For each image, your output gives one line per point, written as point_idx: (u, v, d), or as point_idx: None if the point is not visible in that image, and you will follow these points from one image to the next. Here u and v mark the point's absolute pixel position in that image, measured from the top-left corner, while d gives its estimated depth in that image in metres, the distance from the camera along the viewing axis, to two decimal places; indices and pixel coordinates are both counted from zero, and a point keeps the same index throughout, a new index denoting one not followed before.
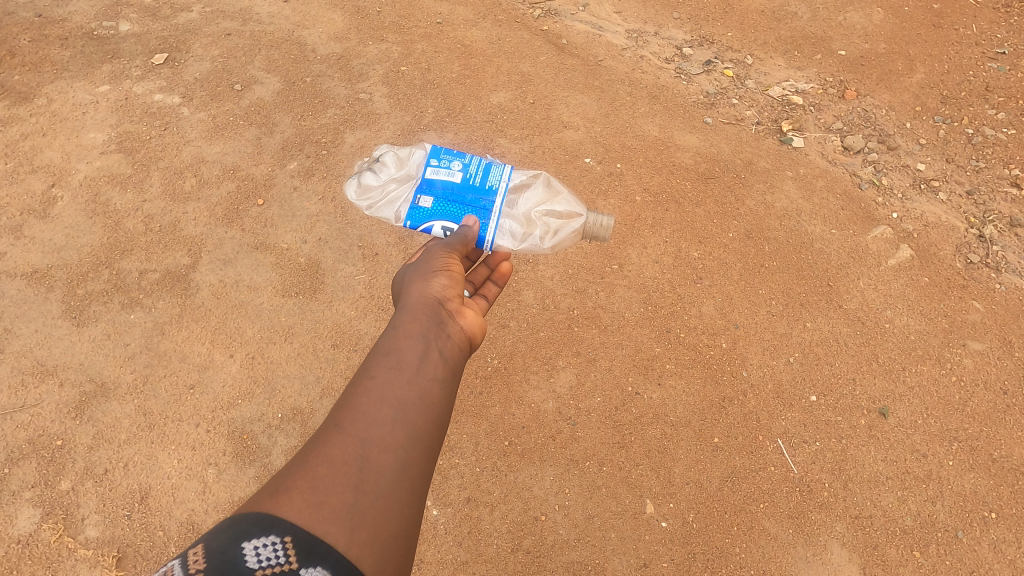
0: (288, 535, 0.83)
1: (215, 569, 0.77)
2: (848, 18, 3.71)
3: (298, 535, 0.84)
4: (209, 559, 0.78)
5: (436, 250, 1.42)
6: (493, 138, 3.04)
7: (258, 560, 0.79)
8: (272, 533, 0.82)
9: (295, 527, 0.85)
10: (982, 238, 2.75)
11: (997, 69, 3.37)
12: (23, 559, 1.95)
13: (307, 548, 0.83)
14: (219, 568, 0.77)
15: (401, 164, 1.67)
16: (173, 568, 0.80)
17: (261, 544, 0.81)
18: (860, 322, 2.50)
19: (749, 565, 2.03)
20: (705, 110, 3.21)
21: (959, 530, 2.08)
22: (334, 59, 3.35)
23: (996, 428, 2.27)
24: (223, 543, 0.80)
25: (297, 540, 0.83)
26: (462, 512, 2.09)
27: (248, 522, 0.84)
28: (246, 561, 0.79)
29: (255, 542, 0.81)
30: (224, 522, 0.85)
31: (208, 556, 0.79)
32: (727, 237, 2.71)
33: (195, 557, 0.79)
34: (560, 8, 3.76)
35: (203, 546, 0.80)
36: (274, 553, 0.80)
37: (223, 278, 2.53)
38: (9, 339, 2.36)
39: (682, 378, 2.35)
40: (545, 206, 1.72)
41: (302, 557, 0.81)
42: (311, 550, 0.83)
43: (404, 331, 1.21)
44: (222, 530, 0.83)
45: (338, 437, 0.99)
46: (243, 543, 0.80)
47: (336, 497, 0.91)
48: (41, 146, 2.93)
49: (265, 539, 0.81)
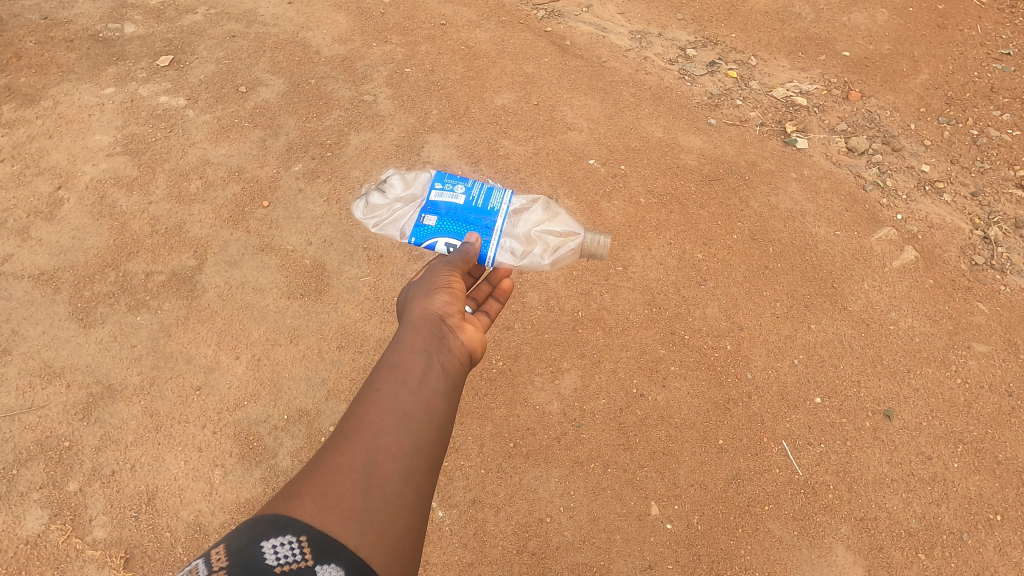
0: (303, 534, 0.84)
1: (237, 566, 0.78)
2: (852, 19, 3.71)
3: (313, 534, 0.85)
4: (231, 557, 0.79)
5: (438, 267, 1.44)
6: (497, 139, 3.04)
7: (277, 557, 0.80)
8: (289, 533, 0.83)
9: (309, 527, 0.86)
10: (987, 239, 2.75)
11: (1002, 70, 3.37)
12: (32, 560, 1.96)
13: (322, 546, 0.84)
14: (241, 565, 0.78)
15: (408, 185, 1.71)
16: (196, 567, 0.80)
17: (279, 543, 0.82)
18: (864, 323, 2.50)
19: (754, 567, 2.03)
20: (709, 112, 3.21)
21: (965, 533, 2.08)
22: (338, 60, 3.36)
23: (1002, 431, 2.27)
24: (244, 542, 0.81)
25: (312, 539, 0.84)
26: (467, 514, 2.10)
27: (265, 523, 0.85)
28: (266, 559, 0.80)
29: (274, 541, 0.82)
30: (240, 523, 0.85)
31: (229, 554, 0.79)
32: (731, 238, 2.72)
33: (217, 556, 0.79)
34: (564, 9, 3.77)
35: (224, 546, 0.81)
36: (291, 551, 0.81)
37: (229, 280, 2.54)
38: (16, 340, 2.38)
39: (686, 380, 2.35)
40: (544, 225, 1.74)
41: (317, 555, 0.83)
42: (326, 548, 0.84)
43: (407, 346, 1.21)
44: (241, 531, 0.84)
45: (347, 445, 1.00)
46: (262, 541, 0.81)
47: (346, 501, 0.92)
48: (47, 147, 2.94)
49: (283, 538, 0.82)
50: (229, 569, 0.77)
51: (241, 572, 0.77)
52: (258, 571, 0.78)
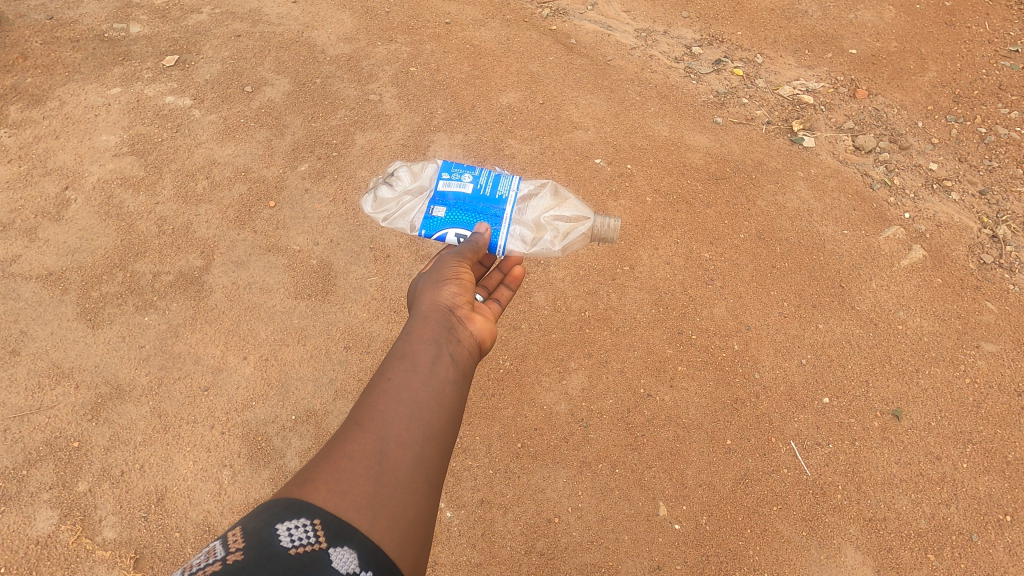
0: (317, 518, 0.84)
1: (252, 547, 0.78)
2: (859, 16, 3.68)
3: (326, 518, 0.85)
4: (247, 540, 0.79)
5: (447, 258, 1.44)
6: (503, 139, 3.04)
7: (291, 540, 0.80)
8: (303, 516, 0.83)
9: (323, 511, 0.86)
10: (996, 238, 2.74)
11: (1010, 67, 3.35)
12: (43, 560, 1.96)
13: (335, 530, 0.84)
14: (256, 546, 0.78)
15: (415, 177, 1.70)
16: (211, 550, 0.80)
17: (293, 526, 0.82)
18: (872, 323, 2.49)
19: (763, 567, 2.03)
20: (716, 110, 3.20)
21: (974, 533, 2.07)
22: (343, 59, 3.36)
23: (1012, 430, 2.26)
24: (259, 525, 0.81)
25: (325, 522, 0.84)
26: (475, 514, 2.11)
27: (280, 506, 0.85)
28: (280, 541, 0.80)
29: (288, 524, 0.82)
30: (255, 507, 0.86)
31: (246, 536, 0.79)
32: (739, 237, 2.71)
33: (233, 538, 0.79)
34: (570, 8, 3.75)
35: (240, 528, 0.81)
36: (305, 534, 0.81)
37: (236, 280, 2.54)
38: (25, 341, 2.38)
39: (694, 380, 2.35)
40: (553, 211, 1.76)
41: (330, 538, 0.83)
42: (339, 532, 0.84)
43: (416, 336, 1.21)
44: (257, 514, 0.84)
45: (358, 434, 1.00)
46: (277, 524, 0.81)
47: (358, 487, 0.92)
48: (54, 148, 2.95)
49: (297, 521, 0.82)
50: (245, 550, 0.77)
51: (256, 554, 0.77)
52: (271, 554, 0.77)
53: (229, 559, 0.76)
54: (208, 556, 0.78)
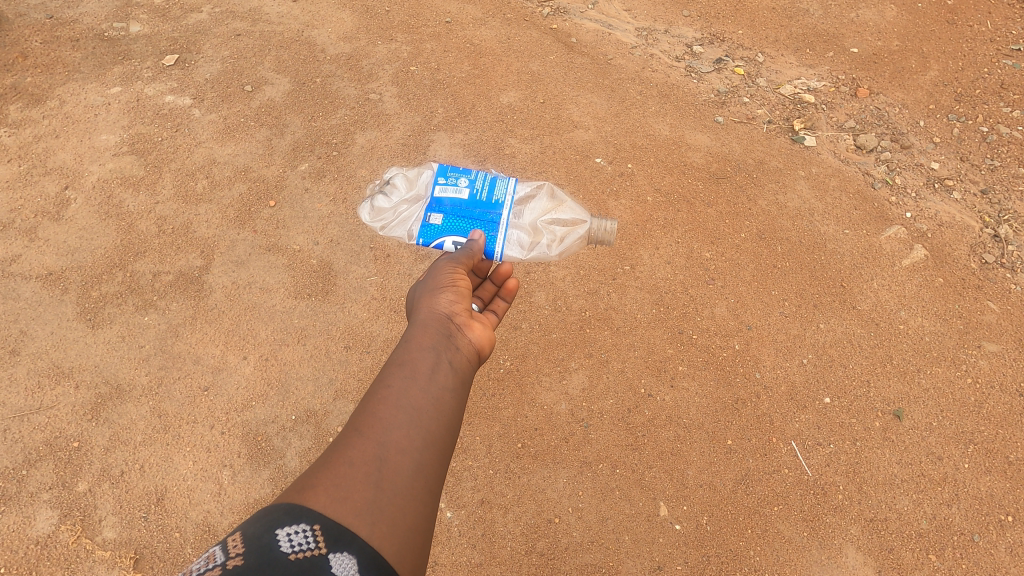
0: (317, 523, 0.84)
1: (253, 553, 0.78)
2: (860, 15, 3.67)
3: (326, 523, 0.85)
4: (247, 546, 0.79)
5: (443, 265, 1.43)
6: (503, 138, 3.03)
7: (291, 545, 0.80)
8: (303, 521, 0.83)
9: (322, 517, 0.85)
10: (997, 238, 2.72)
11: (1012, 65, 3.34)
12: (42, 561, 1.96)
13: (334, 535, 0.84)
14: (256, 552, 0.78)
15: (411, 184, 1.72)
16: (209, 555, 0.80)
17: (294, 531, 0.82)
18: (873, 322, 2.49)
19: (765, 568, 2.02)
20: (716, 110, 3.18)
21: (975, 534, 2.06)
22: (343, 59, 3.35)
23: (1013, 431, 2.25)
24: (259, 530, 0.81)
25: (325, 527, 0.84)
26: (475, 514, 2.10)
27: (281, 510, 0.85)
28: (281, 546, 0.80)
29: (288, 529, 0.82)
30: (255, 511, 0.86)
31: (246, 542, 0.80)
32: (739, 237, 2.70)
33: (234, 543, 0.80)
34: (570, 7, 3.74)
35: (240, 533, 0.81)
36: (305, 539, 0.82)
37: (236, 280, 2.54)
38: (24, 341, 2.38)
39: (695, 380, 2.34)
40: (551, 214, 1.76)
41: (330, 543, 0.83)
42: (338, 537, 0.84)
43: (415, 344, 1.20)
44: (257, 518, 0.84)
45: (357, 440, 0.99)
46: (277, 530, 0.81)
47: (359, 492, 0.91)
48: (54, 147, 2.94)
49: (296, 526, 0.83)
50: (246, 555, 0.78)
51: (256, 561, 0.78)
52: (271, 561, 0.78)
53: (229, 563, 0.77)
54: (207, 562, 0.78)
